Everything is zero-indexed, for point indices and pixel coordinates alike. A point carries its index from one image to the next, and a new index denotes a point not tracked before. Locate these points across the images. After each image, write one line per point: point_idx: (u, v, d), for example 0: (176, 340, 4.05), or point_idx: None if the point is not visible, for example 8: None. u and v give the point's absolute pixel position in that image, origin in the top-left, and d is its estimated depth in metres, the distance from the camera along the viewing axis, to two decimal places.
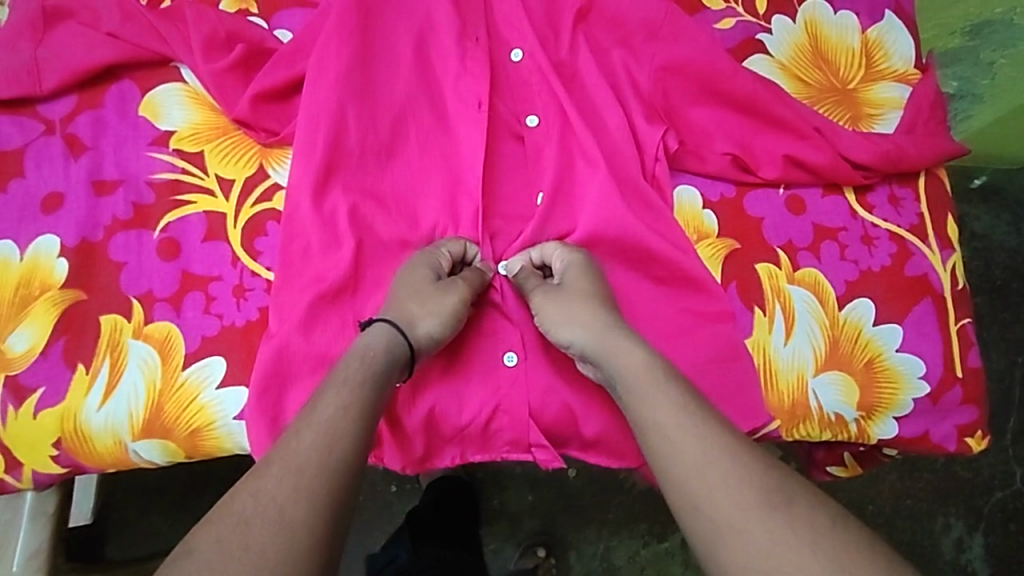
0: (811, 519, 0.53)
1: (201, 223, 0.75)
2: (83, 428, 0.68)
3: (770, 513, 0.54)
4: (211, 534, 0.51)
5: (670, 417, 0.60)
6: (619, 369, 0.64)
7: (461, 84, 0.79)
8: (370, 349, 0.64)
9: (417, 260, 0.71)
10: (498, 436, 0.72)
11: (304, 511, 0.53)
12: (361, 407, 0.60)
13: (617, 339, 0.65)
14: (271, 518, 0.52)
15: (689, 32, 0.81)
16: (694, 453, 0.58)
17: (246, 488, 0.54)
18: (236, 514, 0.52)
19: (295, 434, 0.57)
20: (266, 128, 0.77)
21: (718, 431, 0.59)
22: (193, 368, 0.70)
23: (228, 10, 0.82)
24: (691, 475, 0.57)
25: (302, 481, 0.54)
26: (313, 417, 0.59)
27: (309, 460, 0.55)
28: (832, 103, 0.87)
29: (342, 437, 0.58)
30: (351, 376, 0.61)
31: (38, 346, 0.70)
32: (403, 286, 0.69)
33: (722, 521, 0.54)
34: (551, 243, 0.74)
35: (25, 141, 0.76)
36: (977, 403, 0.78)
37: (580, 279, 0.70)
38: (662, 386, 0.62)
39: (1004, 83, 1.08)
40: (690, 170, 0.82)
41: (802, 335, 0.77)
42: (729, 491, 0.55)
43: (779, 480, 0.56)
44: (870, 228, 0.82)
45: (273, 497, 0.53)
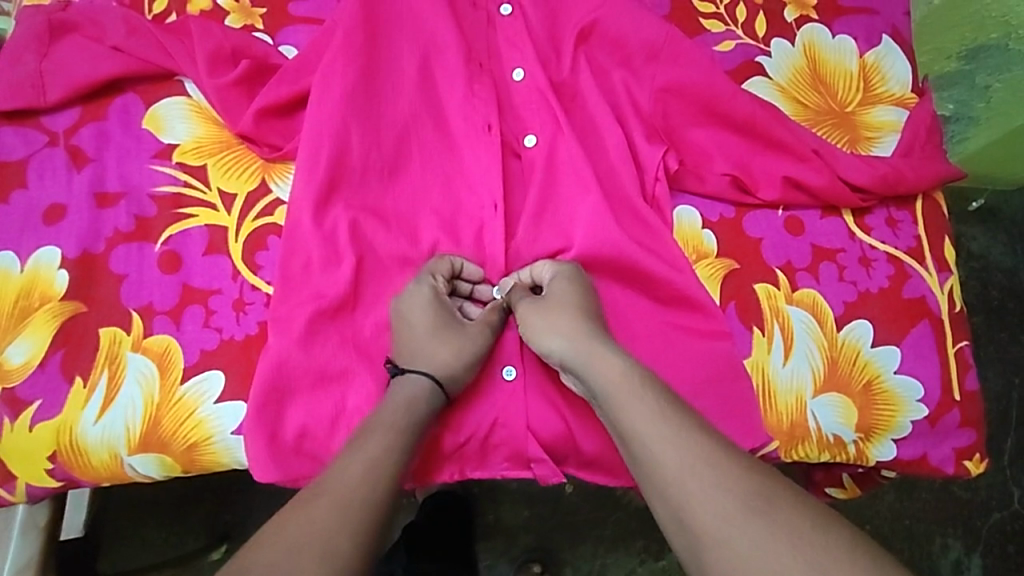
0: (794, 525, 0.52)
1: (202, 237, 0.75)
2: (80, 441, 0.68)
3: (750, 520, 0.53)
4: (263, 557, 0.51)
5: (648, 425, 0.60)
6: (600, 382, 0.64)
7: (465, 103, 0.80)
8: (413, 399, 0.65)
9: (416, 291, 0.71)
10: (496, 453, 0.72)
11: (350, 543, 0.54)
12: (404, 449, 0.62)
13: (596, 349, 0.66)
14: (319, 546, 0.52)
15: (690, 54, 0.82)
16: (673, 463, 0.57)
17: (297, 514, 0.54)
18: (288, 538, 0.52)
19: (344, 466, 0.59)
20: (269, 143, 0.78)
21: (699, 439, 0.58)
22: (191, 382, 0.70)
23: (235, 26, 0.83)
24: (671, 485, 0.57)
25: (350, 514, 0.55)
26: (358, 451, 0.60)
27: (354, 495, 0.56)
28: (830, 125, 0.88)
29: (386, 477, 0.59)
30: (395, 421, 0.63)
31: (36, 358, 0.69)
32: (426, 330, 0.69)
33: (703, 529, 0.54)
34: (540, 261, 0.74)
35: (28, 152, 0.76)
36: (976, 426, 0.78)
37: (563, 291, 0.70)
38: (640, 394, 0.62)
39: (999, 107, 1.07)
40: (690, 189, 0.82)
41: (801, 356, 0.77)
42: (713, 499, 0.55)
43: (765, 488, 0.55)
44: (867, 250, 0.83)
45: (322, 526, 0.53)
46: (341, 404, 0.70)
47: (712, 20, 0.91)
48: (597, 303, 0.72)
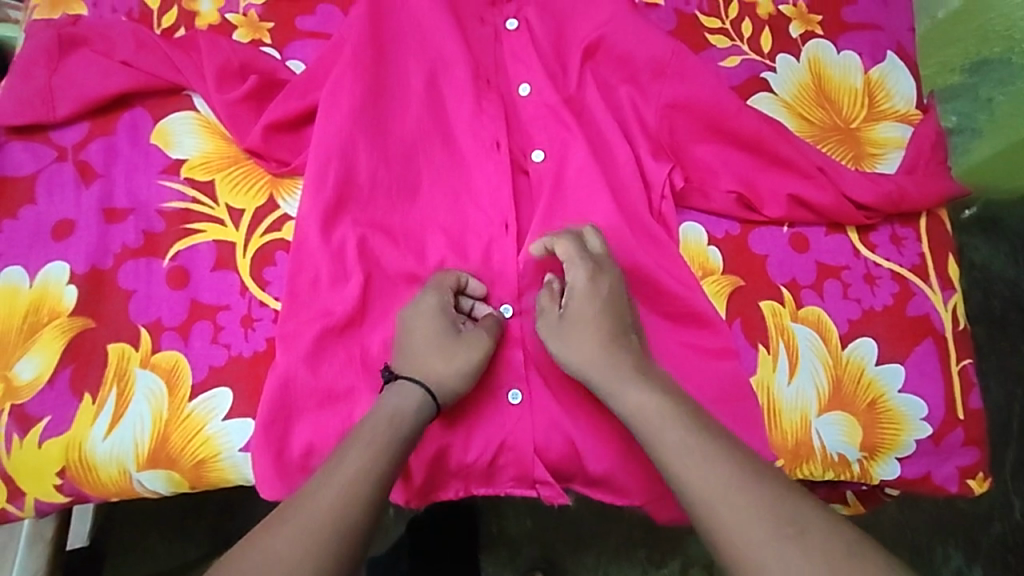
0: (826, 548, 0.55)
1: (210, 252, 0.75)
2: (88, 457, 0.68)
3: (782, 545, 0.55)
4: None
5: (681, 455, 0.61)
6: (633, 411, 0.64)
7: (473, 120, 0.80)
8: (400, 411, 0.65)
9: (421, 302, 0.71)
10: (502, 472, 0.73)
11: (314, 569, 0.56)
12: (382, 468, 0.62)
13: (625, 376, 0.66)
14: (281, 575, 0.55)
15: (697, 71, 0.82)
16: (706, 493, 0.58)
17: (261, 540, 0.57)
18: (248, 564, 0.55)
19: (318, 490, 0.59)
20: (277, 159, 0.78)
21: (729, 464, 0.59)
22: (199, 398, 0.70)
23: (242, 41, 0.83)
24: (705, 514, 0.58)
25: (316, 541, 0.57)
26: (334, 472, 0.60)
27: (324, 520, 0.57)
28: (835, 141, 0.89)
29: (361, 498, 0.59)
30: (376, 437, 0.63)
31: (45, 375, 0.69)
32: (422, 340, 0.69)
33: (744, 557, 0.56)
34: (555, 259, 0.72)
35: (37, 167, 0.76)
36: (980, 445, 0.78)
37: (587, 310, 0.69)
38: (670, 423, 0.62)
39: (1002, 120, 1.08)
40: (695, 206, 0.83)
41: (805, 374, 0.78)
42: (747, 526, 0.56)
43: (792, 512, 0.57)
44: (872, 267, 0.83)
45: (283, 555, 0.56)
46: (349, 421, 0.70)
47: (718, 36, 0.91)
48: (627, 308, 0.71)
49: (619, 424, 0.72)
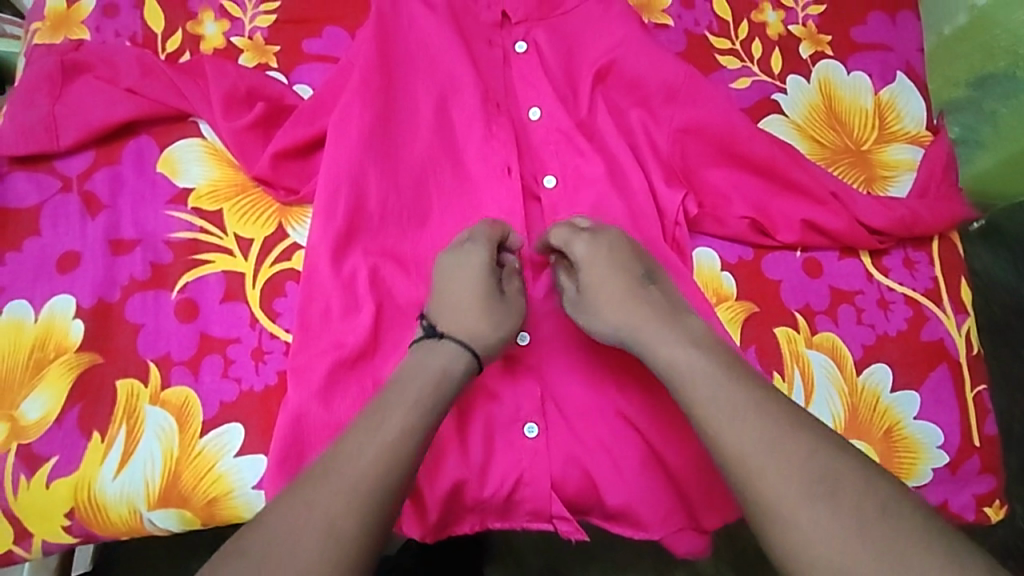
0: (860, 507, 0.53)
1: (219, 284, 0.74)
2: (97, 497, 0.67)
3: (814, 502, 0.53)
4: (263, 536, 0.54)
5: (710, 411, 0.58)
6: (664, 364, 0.62)
7: (483, 144, 0.78)
8: (447, 373, 0.64)
9: (465, 261, 0.69)
10: (519, 506, 0.72)
11: (355, 526, 0.56)
12: (420, 429, 0.61)
13: (651, 329, 0.64)
14: (322, 532, 0.55)
15: (709, 96, 0.81)
16: (736, 446, 0.56)
17: (300, 495, 0.56)
18: (288, 522, 0.55)
19: (354, 449, 0.58)
20: (286, 187, 0.77)
21: (761, 418, 0.57)
22: (211, 435, 0.69)
23: (248, 65, 0.81)
24: (734, 467, 0.56)
25: (355, 499, 0.56)
26: (375, 429, 0.60)
27: (363, 480, 0.57)
28: (846, 164, 0.88)
29: (397, 460, 0.59)
30: (413, 398, 0.62)
31: (53, 413, 0.68)
32: (467, 297, 0.68)
33: (773, 513, 0.54)
34: (558, 231, 0.70)
35: (42, 198, 0.75)
36: (995, 473, 0.78)
37: (601, 264, 0.67)
38: (700, 377, 0.60)
39: None
40: (709, 232, 0.82)
41: (821, 402, 0.78)
42: (778, 481, 0.54)
43: (828, 469, 0.55)
44: (885, 292, 0.83)
45: (325, 512, 0.55)
46: None
47: (728, 57, 0.91)
48: (641, 259, 0.68)
49: (637, 457, 0.72)
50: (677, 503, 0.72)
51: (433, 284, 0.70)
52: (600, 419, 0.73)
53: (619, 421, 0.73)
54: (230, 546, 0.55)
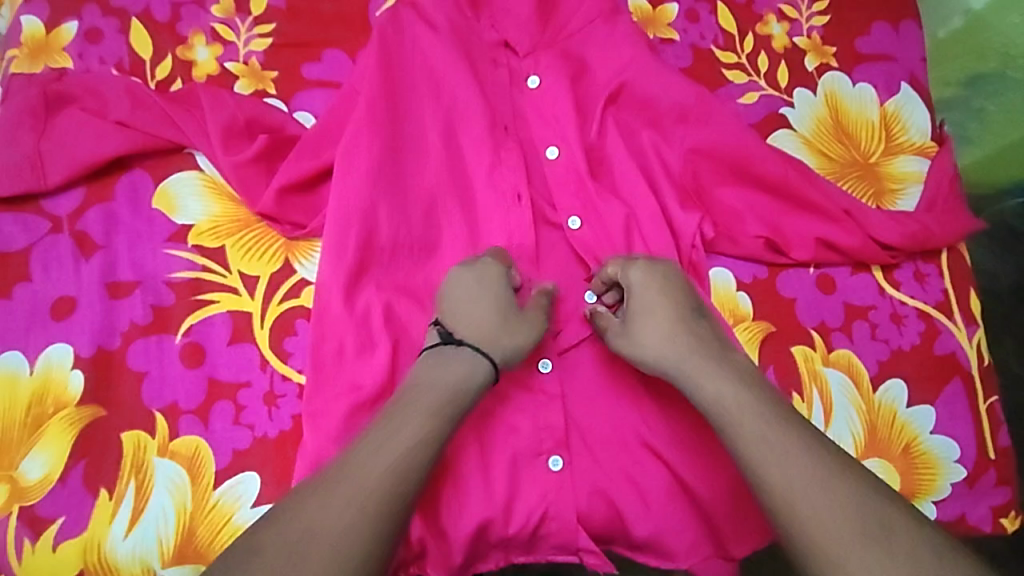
0: (914, 553, 0.52)
1: (225, 325, 0.71)
2: (108, 559, 0.64)
3: (867, 547, 0.52)
4: (274, 540, 0.52)
5: (758, 446, 0.57)
6: (708, 396, 0.61)
7: (494, 170, 0.76)
8: (469, 380, 0.62)
9: (484, 277, 0.68)
10: (545, 541, 0.70)
11: (365, 540, 0.53)
12: (439, 437, 0.59)
13: (700, 363, 0.63)
14: (331, 544, 0.52)
15: (720, 115, 0.80)
16: (785, 485, 0.55)
17: (315, 499, 0.54)
18: (300, 529, 0.53)
19: (371, 454, 0.56)
20: (291, 221, 0.74)
21: (810, 458, 0.56)
22: (224, 486, 0.67)
23: (244, 92, 0.78)
24: (783, 507, 0.55)
25: (368, 508, 0.54)
26: (394, 435, 0.57)
27: (377, 487, 0.55)
28: (855, 177, 0.88)
29: (412, 471, 0.56)
30: (430, 405, 0.59)
31: (54, 474, 0.65)
32: (485, 310, 0.66)
33: (821, 554, 0.53)
34: (612, 263, 0.71)
35: (30, 241, 0.71)
36: (1010, 483, 0.79)
37: (651, 296, 0.67)
38: (750, 414, 0.59)
39: (996, 129, 1.07)
40: (723, 252, 0.81)
41: (841, 421, 0.78)
42: (830, 523, 0.54)
43: (879, 515, 0.54)
44: (898, 306, 0.83)
45: (340, 518, 0.53)
46: None
47: (735, 71, 0.90)
48: (687, 291, 0.68)
49: (663, 487, 0.71)
50: (704, 531, 0.71)
51: (448, 298, 0.68)
52: (625, 450, 0.72)
53: (643, 451, 0.72)
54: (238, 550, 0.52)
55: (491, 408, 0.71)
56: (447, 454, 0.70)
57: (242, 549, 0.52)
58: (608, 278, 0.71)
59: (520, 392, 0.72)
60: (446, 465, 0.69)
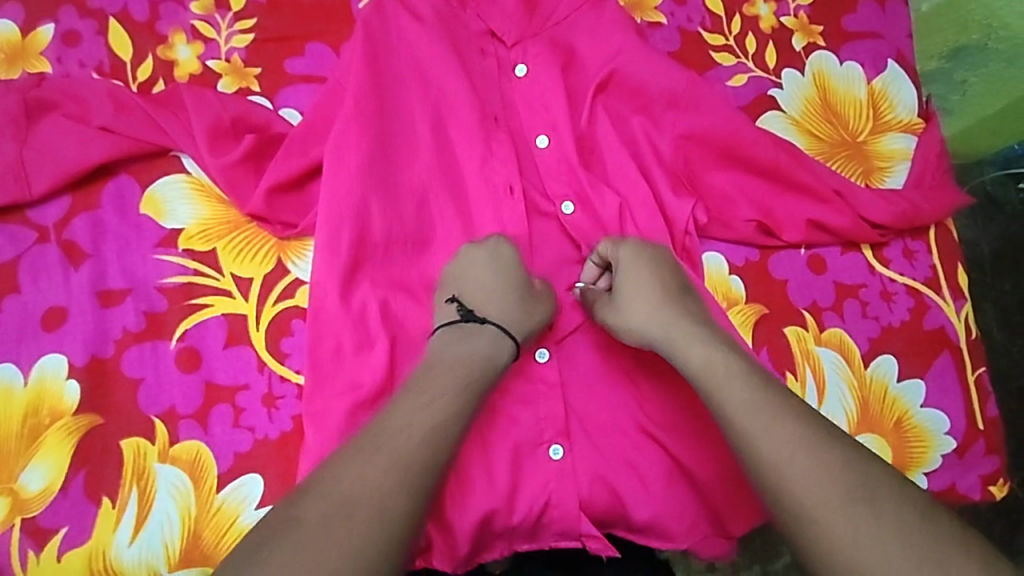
0: (900, 514, 0.53)
1: (220, 328, 0.70)
2: (114, 566, 0.64)
3: (855, 510, 0.53)
4: (316, 508, 0.51)
5: (745, 412, 0.58)
6: (694, 366, 0.62)
7: (486, 162, 0.75)
8: (495, 356, 0.64)
9: (498, 258, 0.69)
10: (547, 529, 0.71)
11: (404, 505, 0.53)
12: (464, 408, 0.59)
13: (688, 336, 0.64)
14: (375, 509, 0.52)
15: (711, 100, 0.80)
16: (774, 450, 0.56)
17: (354, 467, 0.54)
18: (341, 494, 0.52)
19: (408, 423, 0.56)
20: (282, 221, 0.73)
21: (796, 423, 0.57)
22: (227, 489, 0.67)
23: (228, 91, 0.76)
24: (772, 471, 0.56)
25: (408, 475, 0.54)
26: (423, 405, 0.58)
27: (416, 455, 0.55)
28: (844, 157, 0.88)
29: (442, 439, 0.56)
30: (459, 377, 0.60)
31: (55, 484, 0.65)
32: (501, 289, 0.67)
33: (807, 515, 0.54)
34: (604, 243, 0.72)
35: (16, 251, 0.70)
36: (998, 452, 0.82)
37: (640, 273, 0.69)
38: (738, 381, 0.59)
39: (974, 99, 1.10)
40: (716, 237, 0.82)
41: (834, 399, 0.79)
42: (818, 486, 0.54)
43: (865, 479, 0.54)
44: (887, 284, 0.84)
45: (378, 483, 0.53)
46: None
47: (723, 54, 0.89)
48: (674, 272, 0.70)
49: (662, 471, 0.72)
50: (703, 512, 0.73)
51: (461, 280, 0.69)
52: (624, 437, 0.73)
53: (641, 437, 0.73)
54: (276, 519, 0.51)
55: (490, 401, 0.72)
56: None
57: (284, 519, 0.51)
58: (602, 259, 0.72)
59: (519, 384, 0.72)
60: None
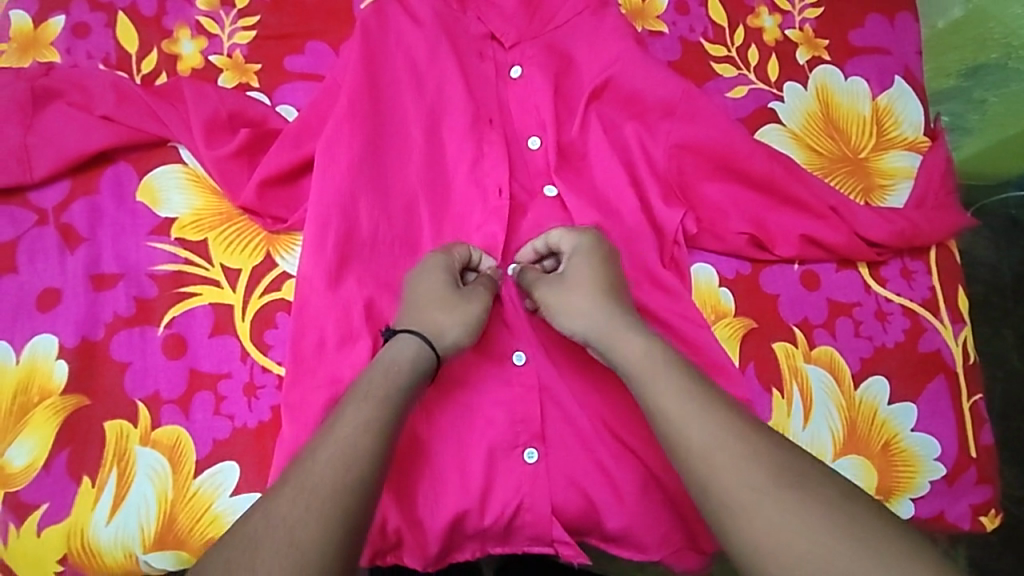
0: (825, 494, 0.54)
1: (207, 317, 0.72)
2: (91, 543, 0.66)
3: (782, 492, 0.54)
4: (222, 556, 0.52)
5: (675, 403, 0.59)
6: (625, 358, 0.63)
7: (475, 164, 0.76)
8: (396, 361, 0.62)
9: (428, 263, 0.68)
10: (520, 533, 0.71)
11: (316, 537, 0.52)
12: (380, 425, 0.58)
13: (618, 326, 0.64)
14: (283, 539, 0.52)
15: (706, 110, 0.79)
16: (703, 439, 0.56)
17: (260, 509, 0.54)
18: (248, 535, 0.53)
19: (313, 449, 0.57)
20: (273, 215, 0.74)
21: (723, 412, 0.58)
22: (205, 475, 0.68)
23: (228, 86, 0.78)
24: (701, 462, 0.56)
25: (316, 502, 0.54)
26: (333, 430, 0.57)
27: (326, 477, 0.55)
28: (844, 173, 0.87)
29: (356, 462, 0.56)
30: (372, 391, 0.60)
31: (39, 460, 0.67)
32: (420, 295, 0.67)
33: (734, 502, 0.54)
34: (556, 230, 0.71)
35: (17, 233, 0.72)
36: (991, 482, 0.79)
37: (583, 263, 0.68)
38: (666, 373, 0.60)
39: (995, 119, 1.06)
40: (706, 248, 0.81)
41: (821, 418, 0.78)
42: (744, 473, 0.55)
43: (790, 463, 0.55)
44: (883, 303, 0.82)
45: (286, 517, 0.53)
46: None
47: (724, 64, 0.89)
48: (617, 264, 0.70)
49: (637, 481, 0.71)
50: (678, 524, 0.72)
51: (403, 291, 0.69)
52: (601, 445, 0.72)
53: (618, 445, 0.72)
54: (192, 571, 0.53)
55: (468, 402, 0.72)
56: (424, 446, 0.70)
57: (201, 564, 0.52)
58: (548, 245, 0.71)
59: (497, 387, 0.72)
60: (423, 457, 0.70)
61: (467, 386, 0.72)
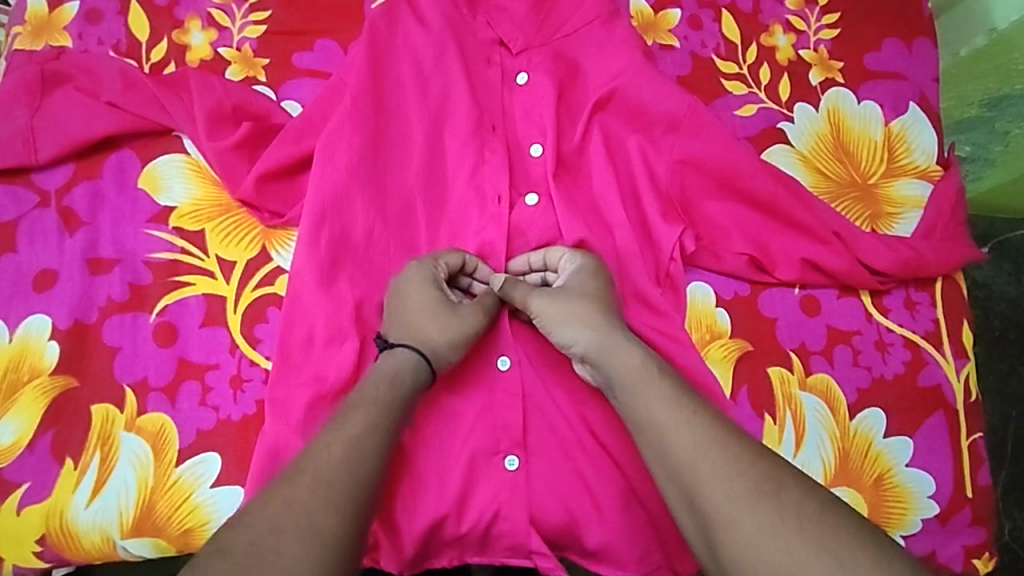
0: (800, 505, 0.52)
1: (200, 307, 0.72)
2: (70, 525, 0.66)
3: (758, 502, 0.52)
4: (245, 536, 0.49)
5: (664, 412, 0.58)
6: (617, 365, 0.62)
7: (475, 170, 0.75)
8: (399, 372, 0.62)
9: (412, 272, 0.67)
10: (498, 543, 0.70)
11: (336, 523, 0.52)
12: (385, 427, 0.58)
13: (614, 336, 0.63)
14: (303, 525, 0.50)
15: (712, 126, 0.78)
16: (686, 446, 0.55)
17: (280, 494, 0.52)
18: (270, 519, 0.50)
19: (326, 443, 0.55)
20: (270, 209, 0.75)
21: (709, 422, 0.57)
22: (186, 464, 0.68)
23: (235, 78, 0.79)
24: (683, 470, 0.55)
25: (334, 495, 0.53)
26: (341, 427, 0.57)
27: (338, 471, 0.54)
28: (852, 199, 0.85)
29: (366, 460, 0.56)
30: (380, 397, 0.59)
31: (24, 438, 0.68)
32: (413, 307, 0.66)
33: (713, 512, 0.53)
34: (557, 248, 0.72)
35: (18, 213, 0.73)
36: (986, 524, 0.77)
37: (585, 277, 0.68)
38: (657, 381, 0.60)
39: (1017, 152, 1.04)
40: (705, 266, 0.80)
41: (812, 447, 0.76)
42: (724, 482, 0.53)
43: (771, 475, 0.53)
44: (884, 333, 0.81)
45: (303, 506, 0.51)
46: None
47: (735, 82, 0.88)
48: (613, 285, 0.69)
49: (619, 497, 0.70)
50: (658, 543, 0.71)
51: (388, 301, 0.68)
52: (584, 458, 0.71)
53: (602, 460, 0.71)
54: (203, 552, 0.49)
55: (452, 407, 0.71)
56: (405, 448, 0.70)
57: (206, 547, 0.49)
58: (546, 262, 0.73)
59: (482, 394, 0.72)
60: (403, 460, 0.70)
61: (453, 391, 0.72)
